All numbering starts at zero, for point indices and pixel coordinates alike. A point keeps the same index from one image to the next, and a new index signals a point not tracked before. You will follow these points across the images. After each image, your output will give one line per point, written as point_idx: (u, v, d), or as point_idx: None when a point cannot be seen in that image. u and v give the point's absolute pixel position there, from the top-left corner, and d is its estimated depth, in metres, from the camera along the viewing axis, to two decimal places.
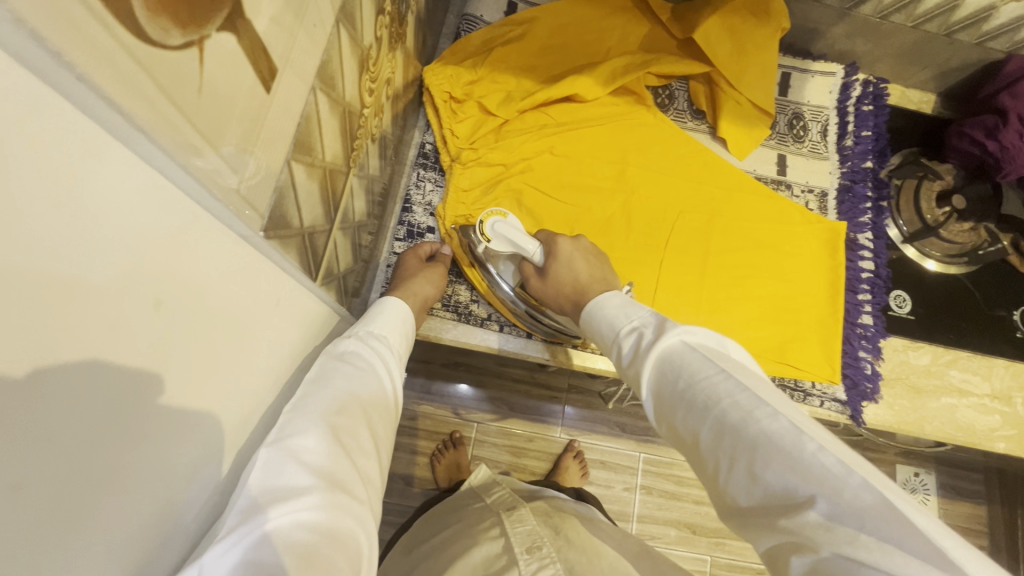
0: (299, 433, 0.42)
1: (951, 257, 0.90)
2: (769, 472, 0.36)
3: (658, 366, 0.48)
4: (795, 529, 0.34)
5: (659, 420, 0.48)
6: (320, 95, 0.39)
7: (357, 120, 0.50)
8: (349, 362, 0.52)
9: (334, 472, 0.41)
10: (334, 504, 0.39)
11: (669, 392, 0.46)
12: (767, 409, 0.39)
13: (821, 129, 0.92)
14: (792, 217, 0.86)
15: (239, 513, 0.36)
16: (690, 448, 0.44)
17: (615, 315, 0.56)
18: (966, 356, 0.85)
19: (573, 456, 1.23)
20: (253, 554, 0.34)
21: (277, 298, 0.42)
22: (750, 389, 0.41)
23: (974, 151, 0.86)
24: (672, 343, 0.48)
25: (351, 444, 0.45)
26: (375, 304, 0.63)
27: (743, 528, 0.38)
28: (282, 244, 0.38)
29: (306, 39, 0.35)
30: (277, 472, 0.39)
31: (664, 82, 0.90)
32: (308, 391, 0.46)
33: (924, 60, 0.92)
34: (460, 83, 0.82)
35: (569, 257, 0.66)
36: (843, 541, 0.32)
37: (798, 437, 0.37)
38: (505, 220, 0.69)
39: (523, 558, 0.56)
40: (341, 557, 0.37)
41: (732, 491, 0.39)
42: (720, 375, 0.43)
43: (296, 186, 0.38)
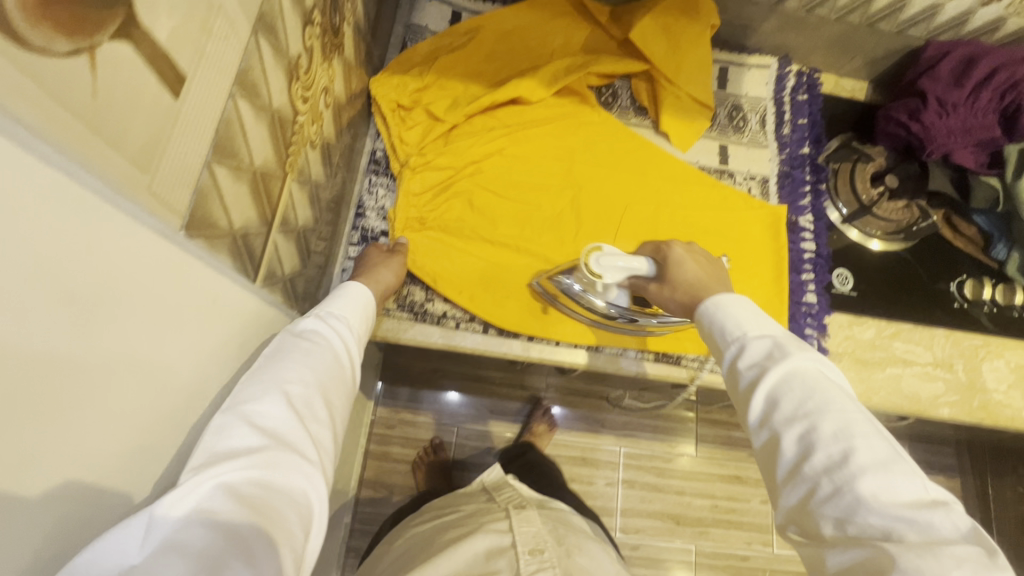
0: (249, 401, 0.45)
1: (890, 234, 0.94)
2: (877, 514, 0.39)
3: (787, 379, 0.48)
4: (890, 552, 0.37)
5: (759, 426, 0.48)
6: (241, 102, 0.41)
7: (290, 129, 0.52)
8: (305, 338, 0.53)
9: (290, 435, 0.45)
10: (280, 461, 0.43)
11: (788, 405, 0.46)
12: (902, 466, 0.42)
13: (760, 119, 0.96)
14: (736, 204, 0.90)
15: (193, 469, 0.40)
16: (784, 460, 0.45)
17: (746, 318, 0.54)
18: (908, 328, 0.90)
19: (546, 424, 1.26)
20: (205, 504, 0.38)
21: (212, 298, 0.43)
22: (885, 440, 0.43)
23: (901, 132, 0.90)
24: (811, 367, 0.48)
25: (306, 412, 0.47)
26: (337, 288, 0.65)
27: (821, 547, 0.41)
28: (209, 244, 0.40)
29: (218, 46, 0.36)
30: (227, 436, 0.42)
31: (605, 82, 0.93)
32: (262, 365, 0.49)
33: (852, 50, 0.97)
34: (407, 91, 0.84)
35: (681, 263, 0.67)
36: (934, 573, 0.35)
37: (927, 502, 0.40)
38: (604, 251, 0.69)
39: (525, 558, 0.64)
40: (291, 511, 0.41)
41: (821, 518, 0.41)
42: (859, 415, 0.45)
43: (219, 188, 0.40)
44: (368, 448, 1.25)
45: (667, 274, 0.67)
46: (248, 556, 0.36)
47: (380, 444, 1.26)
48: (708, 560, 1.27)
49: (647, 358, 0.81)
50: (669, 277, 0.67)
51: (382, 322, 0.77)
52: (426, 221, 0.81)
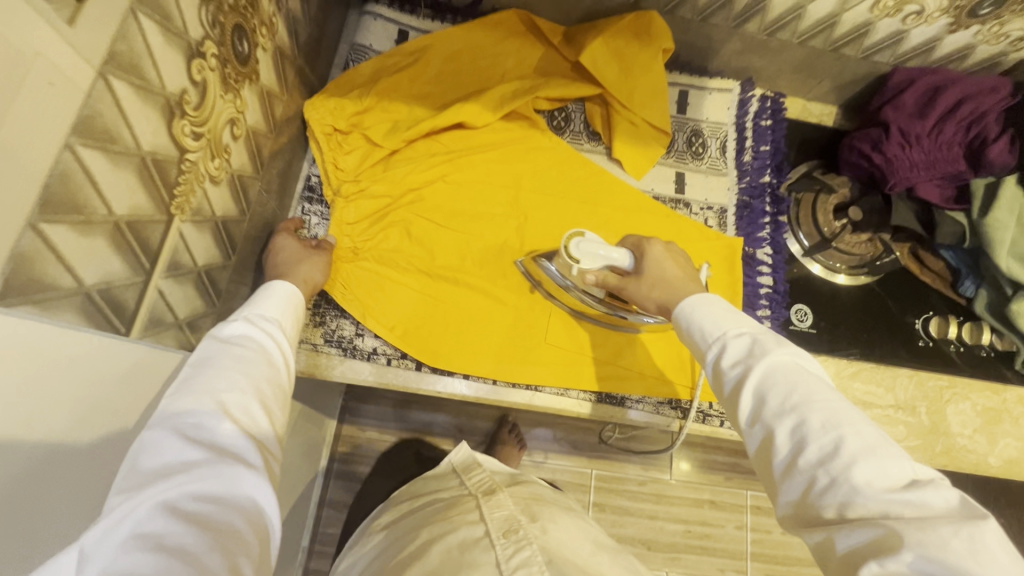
0: (184, 415, 0.45)
1: (852, 269, 0.90)
2: (872, 496, 0.39)
3: (767, 376, 0.48)
4: (892, 528, 0.37)
5: (751, 423, 0.48)
6: (86, 152, 0.37)
7: (175, 169, 0.49)
8: (237, 344, 0.53)
9: (230, 442, 0.44)
10: (224, 471, 0.43)
11: (775, 400, 0.47)
12: (889, 447, 0.42)
13: (720, 145, 0.92)
14: (691, 235, 0.87)
15: (124, 495, 0.40)
16: (777, 457, 0.45)
17: (722, 317, 0.56)
18: (869, 368, 0.86)
19: (508, 431, 1.24)
20: (144, 526, 0.38)
21: (71, 357, 0.39)
22: (869, 424, 0.44)
23: (863, 163, 0.86)
24: (786, 361, 0.49)
25: (246, 420, 0.47)
26: (260, 290, 0.63)
27: (823, 533, 0.41)
28: (45, 309, 0.36)
29: (37, 100, 0.33)
30: (161, 453, 0.42)
31: (557, 105, 0.89)
32: (192, 377, 0.48)
33: (819, 73, 0.93)
34: (344, 114, 0.80)
35: (659, 258, 0.68)
36: (934, 545, 0.35)
37: (917, 480, 0.40)
38: (585, 237, 0.69)
39: (501, 541, 0.61)
40: (242, 519, 0.42)
41: (822, 504, 0.41)
42: (842, 403, 0.45)
43: (56, 248, 0.36)
44: (329, 468, 1.21)
45: (643, 268, 0.67)
46: (199, 565, 0.37)
47: (342, 463, 1.22)
48: None
49: (585, 399, 0.78)
50: (645, 272, 0.67)
51: (308, 358, 0.74)
52: (359, 251, 0.78)
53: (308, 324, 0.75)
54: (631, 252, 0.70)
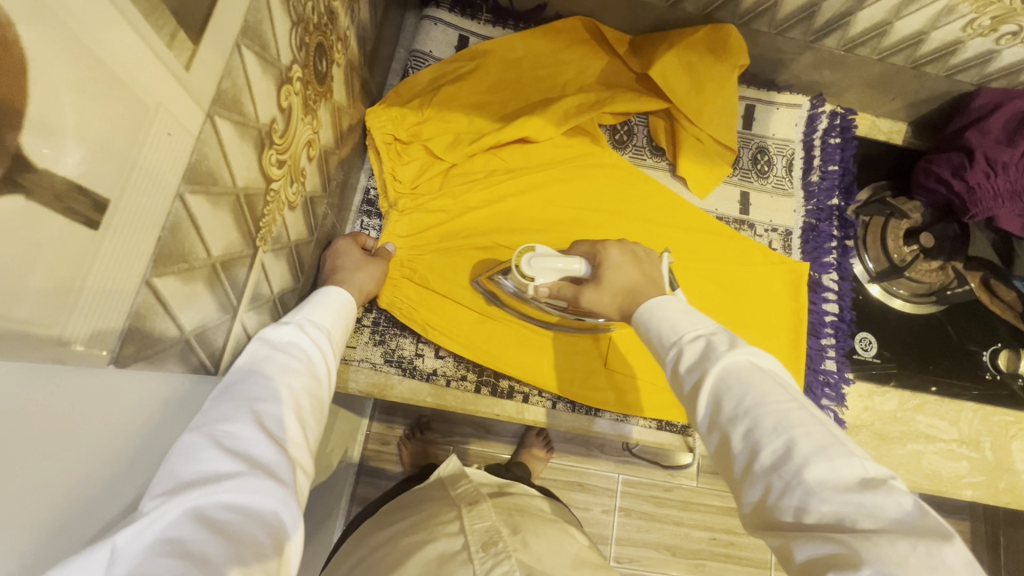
0: (223, 421, 0.40)
1: (918, 297, 0.87)
2: (829, 501, 0.35)
3: (720, 380, 0.44)
4: (847, 543, 0.33)
5: (708, 429, 0.44)
6: (194, 199, 0.36)
7: (262, 200, 0.47)
8: (283, 351, 0.48)
9: (266, 457, 0.39)
10: (260, 485, 0.37)
11: (729, 403, 0.43)
12: (843, 449, 0.37)
13: (787, 163, 0.89)
14: (756, 258, 0.84)
15: (158, 496, 0.34)
16: (735, 464, 0.41)
17: (678, 319, 0.51)
18: (933, 400, 0.83)
19: (536, 435, 1.21)
20: (172, 532, 0.32)
21: (164, 403, 0.38)
22: (823, 424, 0.39)
23: (941, 189, 0.83)
24: (738, 361, 0.44)
25: (282, 433, 0.42)
26: (312, 294, 0.59)
27: (782, 543, 0.36)
28: (148, 362, 0.35)
29: (155, 152, 0.31)
30: (197, 459, 0.37)
31: (621, 119, 0.87)
32: (236, 381, 0.44)
33: (893, 90, 0.89)
34: (405, 124, 0.78)
35: (618, 264, 0.61)
36: (891, 561, 0.31)
37: (872, 485, 0.35)
38: (536, 252, 0.65)
39: (478, 556, 0.60)
40: (266, 540, 0.35)
41: (779, 511, 0.37)
42: (793, 403, 0.41)
43: (165, 299, 0.35)
44: (361, 463, 1.21)
45: (600, 274, 0.61)
46: None
47: (372, 459, 1.21)
48: None
49: (648, 426, 0.76)
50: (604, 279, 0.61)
51: (368, 377, 0.73)
52: (416, 269, 0.76)
53: (368, 343, 0.74)
54: (588, 260, 0.64)
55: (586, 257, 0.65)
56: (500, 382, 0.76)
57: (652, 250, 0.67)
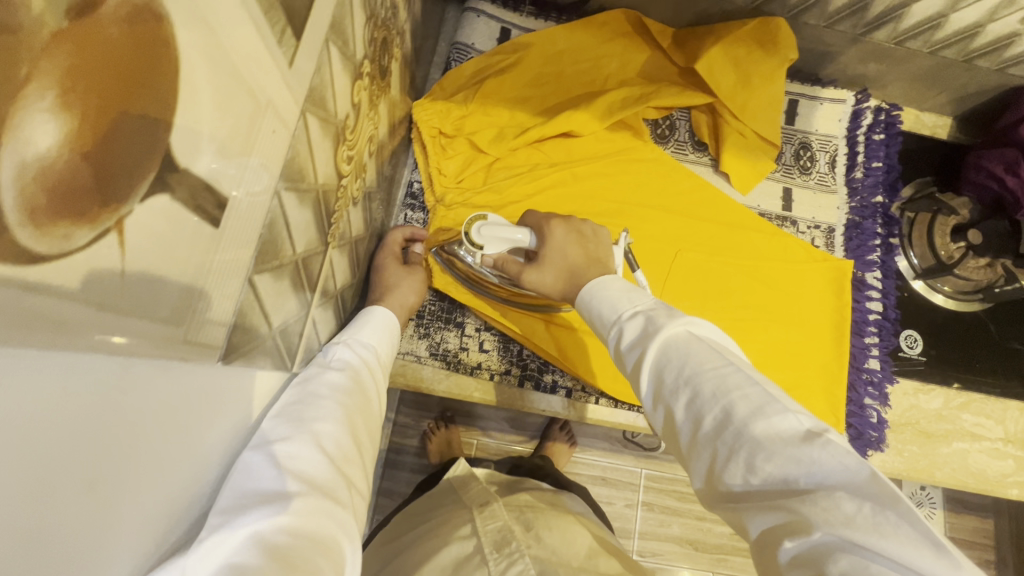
0: (281, 439, 0.40)
1: (965, 294, 0.86)
2: (774, 462, 0.34)
3: (662, 352, 0.44)
4: (795, 508, 0.33)
5: (654, 404, 0.44)
6: (286, 196, 0.36)
7: (333, 195, 0.47)
8: (332, 369, 0.49)
9: (322, 479, 0.40)
10: (319, 508, 0.38)
11: (671, 375, 0.42)
12: (779, 405, 0.37)
13: (830, 159, 0.88)
14: (798, 255, 0.83)
15: (220, 513, 0.33)
16: (684, 435, 0.41)
17: (617, 298, 0.51)
18: (979, 399, 0.83)
19: (559, 429, 1.21)
20: (241, 555, 0.32)
21: (248, 403, 0.39)
22: (762, 384, 0.39)
23: (992, 185, 0.82)
24: (678, 333, 0.44)
25: (337, 454, 0.43)
26: (360, 312, 0.59)
27: (737, 512, 0.36)
28: (246, 358, 0.35)
29: (264, 150, 0.31)
30: (258, 476, 0.37)
31: (664, 113, 0.86)
32: (290, 398, 0.44)
33: (940, 84, 0.87)
34: (450, 118, 0.78)
35: (560, 242, 0.61)
36: (838, 523, 0.31)
37: (810, 439, 0.35)
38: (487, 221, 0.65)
39: (492, 557, 0.58)
40: (329, 562, 0.36)
41: (727, 478, 0.37)
42: (732, 366, 0.40)
43: (261, 297, 0.35)
44: (385, 457, 1.20)
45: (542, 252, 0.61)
46: None
47: (396, 453, 1.21)
48: None
49: None
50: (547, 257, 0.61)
51: (414, 371, 0.73)
52: None
53: (413, 336, 0.74)
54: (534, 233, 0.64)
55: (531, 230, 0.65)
56: (544, 376, 0.76)
57: (604, 229, 0.66)
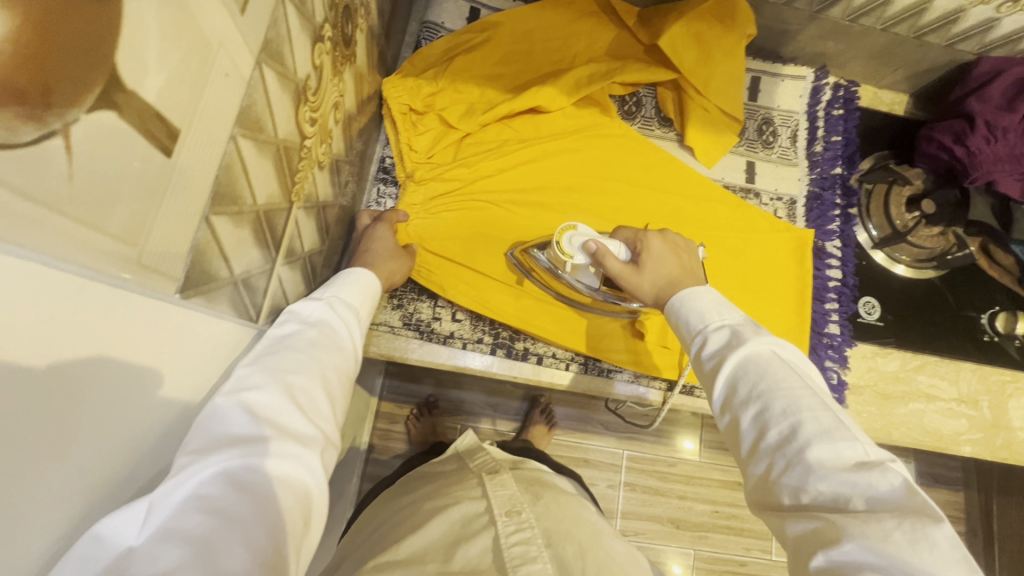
0: (253, 388, 0.41)
1: (920, 262, 0.90)
2: (827, 480, 0.36)
3: (739, 366, 0.46)
4: (832, 521, 0.35)
5: (721, 411, 0.47)
6: (243, 142, 0.37)
7: (297, 155, 0.49)
8: (310, 326, 0.49)
9: (295, 426, 0.41)
10: (289, 451, 0.39)
11: (744, 388, 0.45)
12: (848, 432, 0.39)
13: (791, 134, 0.91)
14: (761, 225, 0.86)
15: (190, 454, 0.35)
16: (744, 445, 0.44)
17: (707, 309, 0.53)
18: (934, 361, 0.86)
19: (540, 412, 1.22)
20: (205, 489, 0.33)
21: (215, 347, 0.40)
22: (832, 410, 0.41)
23: (942, 155, 0.85)
24: (760, 351, 0.46)
25: (314, 407, 0.43)
26: (343, 274, 0.60)
27: (780, 519, 0.39)
28: (206, 296, 0.37)
29: (216, 90, 0.32)
30: (228, 421, 0.38)
31: (630, 90, 0.89)
32: (269, 350, 0.45)
33: (895, 61, 0.91)
34: (420, 94, 0.80)
35: (660, 253, 0.63)
36: (874, 536, 0.33)
37: (868, 465, 0.37)
38: (578, 231, 0.68)
39: (502, 519, 0.56)
40: (295, 506, 0.37)
41: (779, 490, 0.39)
42: (806, 389, 0.42)
43: (220, 238, 0.37)
44: (371, 442, 1.21)
45: (641, 259, 0.63)
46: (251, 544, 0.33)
47: (382, 438, 1.22)
48: (705, 565, 1.25)
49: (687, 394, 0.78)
50: (646, 265, 0.63)
51: (388, 341, 0.74)
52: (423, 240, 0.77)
53: (386, 306, 0.75)
54: (627, 245, 0.67)
55: (625, 242, 0.67)
56: (515, 344, 0.78)
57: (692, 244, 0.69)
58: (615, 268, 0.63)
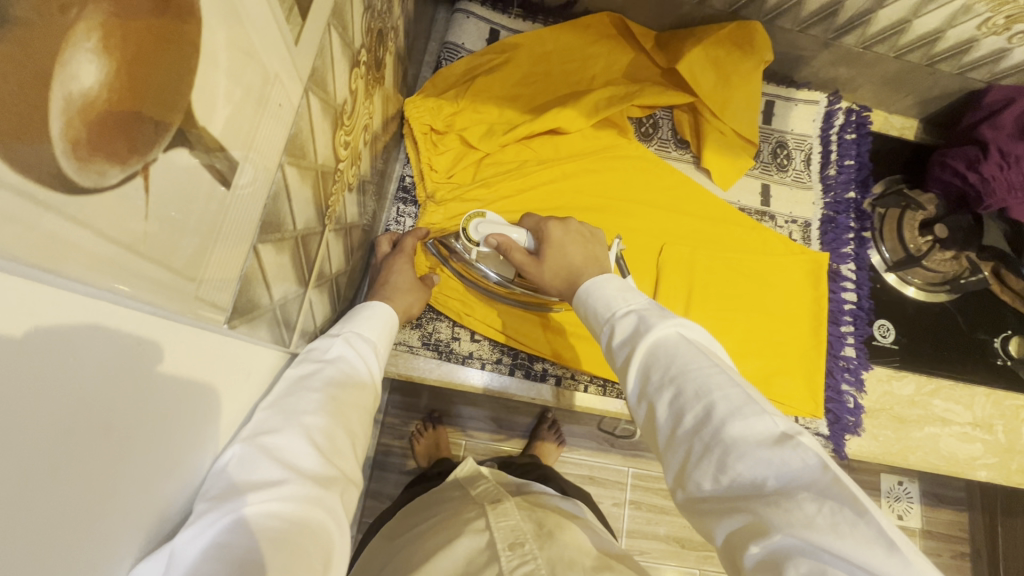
0: (272, 429, 0.40)
1: (934, 286, 0.90)
2: (745, 462, 0.36)
3: (649, 353, 0.45)
4: (758, 510, 0.34)
5: (638, 400, 0.45)
6: (289, 169, 0.37)
7: (331, 179, 0.49)
8: (322, 363, 0.49)
9: (308, 466, 0.40)
10: (305, 495, 0.38)
11: (657, 374, 0.43)
12: (755, 407, 0.38)
13: (805, 158, 0.92)
14: (777, 248, 0.87)
15: (208, 499, 0.34)
16: (661, 434, 0.42)
17: (612, 296, 0.52)
18: (948, 385, 0.86)
19: (548, 428, 1.22)
20: (222, 538, 0.33)
21: (247, 374, 0.40)
22: (740, 386, 0.40)
23: (956, 181, 0.87)
24: (666, 334, 0.45)
25: (327, 447, 0.43)
26: (362, 307, 0.59)
27: (706, 512, 0.37)
28: (250, 325, 0.36)
29: (270, 121, 0.32)
30: (250, 465, 0.37)
31: (647, 112, 0.90)
32: (286, 389, 0.44)
33: (907, 87, 0.92)
34: (441, 114, 0.80)
35: (559, 241, 0.63)
36: (799, 524, 0.32)
37: (780, 443, 0.36)
38: (485, 218, 0.69)
39: (504, 554, 0.55)
40: (313, 548, 0.37)
41: (698, 476, 0.38)
42: (714, 368, 0.42)
43: (264, 269, 0.36)
44: (375, 459, 1.19)
45: (542, 250, 0.63)
46: None
47: (387, 455, 1.20)
48: None
49: None
50: (545, 255, 0.62)
51: (406, 361, 0.74)
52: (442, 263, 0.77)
53: (405, 326, 0.75)
54: (530, 234, 0.67)
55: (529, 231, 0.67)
56: (534, 365, 0.77)
57: (601, 233, 0.68)
58: (518, 259, 0.64)
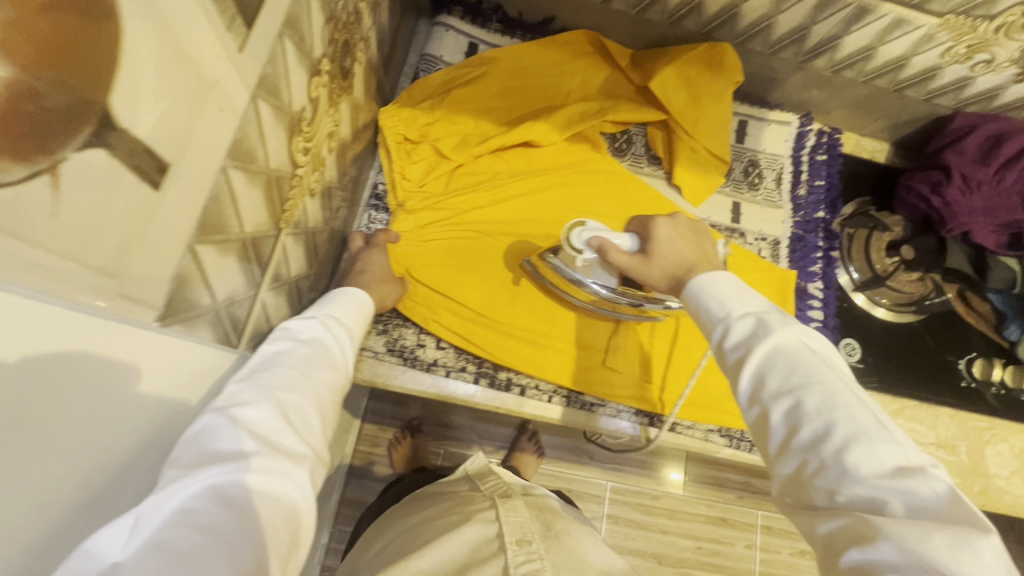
0: (245, 403, 0.41)
1: (901, 306, 0.92)
2: (863, 484, 0.36)
3: (769, 358, 0.43)
4: (868, 520, 0.34)
5: (748, 403, 0.44)
6: (234, 173, 0.38)
7: (288, 183, 0.49)
8: (300, 343, 0.49)
9: (287, 443, 0.40)
10: (277, 468, 0.38)
11: (773, 381, 0.42)
12: (884, 434, 0.37)
13: (776, 177, 0.94)
14: (744, 265, 0.88)
15: (179, 468, 0.36)
16: (771, 440, 0.41)
17: (728, 295, 0.48)
18: (913, 406, 0.87)
19: (528, 438, 1.22)
20: (190, 504, 0.34)
21: (192, 374, 0.40)
22: (869, 409, 0.39)
23: (920, 205, 0.88)
24: (790, 342, 0.43)
25: (304, 425, 0.43)
26: (336, 293, 0.59)
27: (812, 516, 0.38)
28: (187, 325, 0.37)
29: (209, 126, 0.33)
30: (217, 437, 0.38)
31: (620, 128, 0.91)
32: (262, 366, 0.45)
33: (877, 111, 0.94)
34: (415, 124, 0.81)
35: (668, 239, 0.59)
36: (911, 539, 0.32)
37: (906, 474, 0.36)
38: (587, 226, 0.66)
39: (512, 548, 0.55)
40: (281, 522, 0.37)
41: (811, 489, 0.38)
42: (841, 385, 0.40)
43: (204, 269, 0.37)
44: (352, 466, 1.19)
45: (649, 248, 0.60)
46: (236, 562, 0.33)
47: (364, 463, 1.20)
48: None
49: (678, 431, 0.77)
50: (653, 254, 0.59)
51: (371, 367, 0.74)
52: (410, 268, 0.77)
53: (371, 332, 0.75)
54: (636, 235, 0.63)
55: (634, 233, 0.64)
56: (498, 374, 0.77)
57: (706, 229, 0.65)
58: (621, 260, 0.60)
